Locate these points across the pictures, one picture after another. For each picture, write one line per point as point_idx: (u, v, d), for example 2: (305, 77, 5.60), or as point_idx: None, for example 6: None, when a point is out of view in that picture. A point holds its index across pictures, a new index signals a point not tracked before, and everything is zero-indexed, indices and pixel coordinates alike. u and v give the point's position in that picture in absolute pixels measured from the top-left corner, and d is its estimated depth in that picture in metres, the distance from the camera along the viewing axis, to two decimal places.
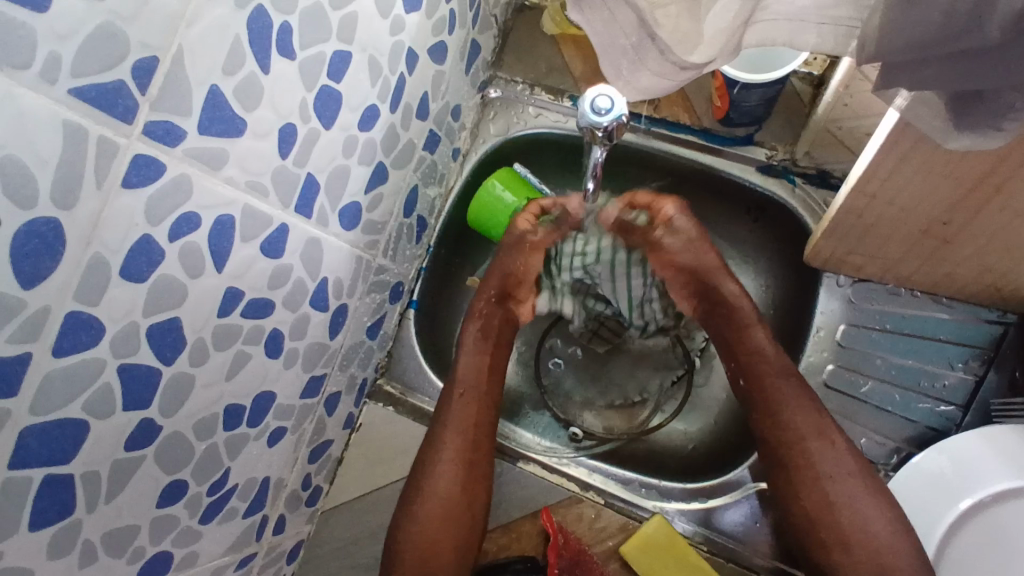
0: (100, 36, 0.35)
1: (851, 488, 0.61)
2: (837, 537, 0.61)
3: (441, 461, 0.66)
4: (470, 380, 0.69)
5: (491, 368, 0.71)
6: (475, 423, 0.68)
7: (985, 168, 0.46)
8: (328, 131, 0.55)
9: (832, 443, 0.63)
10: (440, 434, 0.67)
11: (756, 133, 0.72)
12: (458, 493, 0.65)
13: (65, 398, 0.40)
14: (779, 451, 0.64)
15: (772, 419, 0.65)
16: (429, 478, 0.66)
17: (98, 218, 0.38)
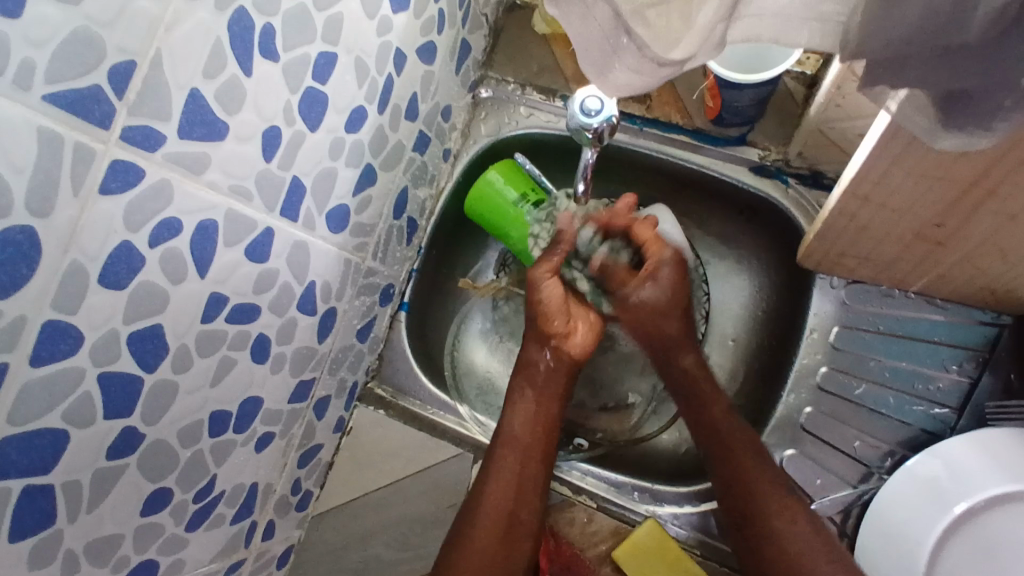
0: (75, 41, 0.34)
1: (826, 574, 0.60)
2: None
3: (489, 508, 0.66)
4: (513, 442, 0.69)
5: (544, 425, 0.70)
6: (521, 472, 0.67)
7: (979, 171, 0.46)
8: (314, 134, 0.54)
9: (803, 524, 0.62)
10: (485, 483, 0.67)
11: (748, 134, 0.71)
12: (497, 545, 0.65)
13: (43, 408, 0.40)
14: (743, 509, 0.64)
15: (744, 499, 0.64)
16: (473, 518, 0.66)
17: (75, 225, 0.37)
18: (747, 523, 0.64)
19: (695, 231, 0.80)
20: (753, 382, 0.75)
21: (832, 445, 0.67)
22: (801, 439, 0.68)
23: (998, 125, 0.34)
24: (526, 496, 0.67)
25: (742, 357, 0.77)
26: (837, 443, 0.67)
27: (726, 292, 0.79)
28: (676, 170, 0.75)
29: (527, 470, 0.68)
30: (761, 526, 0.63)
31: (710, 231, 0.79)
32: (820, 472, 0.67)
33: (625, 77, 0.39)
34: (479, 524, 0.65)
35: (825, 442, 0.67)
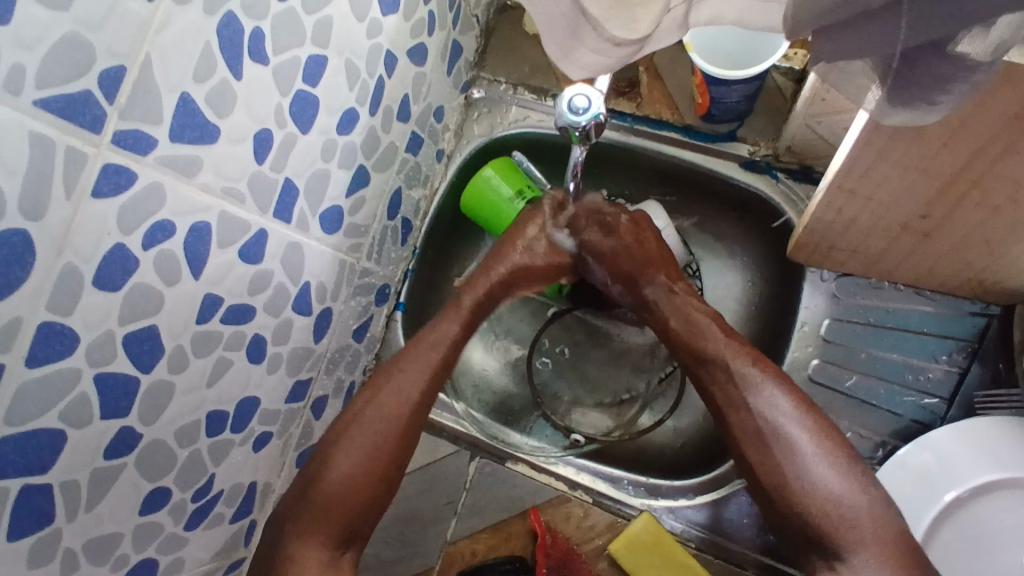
0: (65, 46, 0.35)
1: (815, 459, 0.58)
2: (799, 510, 0.57)
3: (364, 426, 0.62)
4: (410, 367, 0.65)
5: (451, 344, 0.68)
6: (409, 396, 0.64)
7: (962, 160, 0.47)
8: (306, 136, 0.55)
9: (799, 418, 0.59)
10: (389, 390, 0.64)
11: (738, 130, 0.72)
12: (365, 459, 0.61)
13: (40, 408, 0.40)
14: (732, 406, 0.61)
15: (730, 393, 0.62)
16: (354, 422, 0.62)
17: (68, 227, 0.38)
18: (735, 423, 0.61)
19: (689, 227, 0.80)
20: None
21: None
22: None
23: (943, 97, 0.36)
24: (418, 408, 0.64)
25: None
26: None
27: (721, 287, 0.79)
28: (667, 166, 0.76)
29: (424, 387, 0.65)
30: (759, 427, 0.60)
31: (704, 228, 0.80)
32: None
33: (589, 57, 0.41)
34: (359, 442, 0.62)
35: None
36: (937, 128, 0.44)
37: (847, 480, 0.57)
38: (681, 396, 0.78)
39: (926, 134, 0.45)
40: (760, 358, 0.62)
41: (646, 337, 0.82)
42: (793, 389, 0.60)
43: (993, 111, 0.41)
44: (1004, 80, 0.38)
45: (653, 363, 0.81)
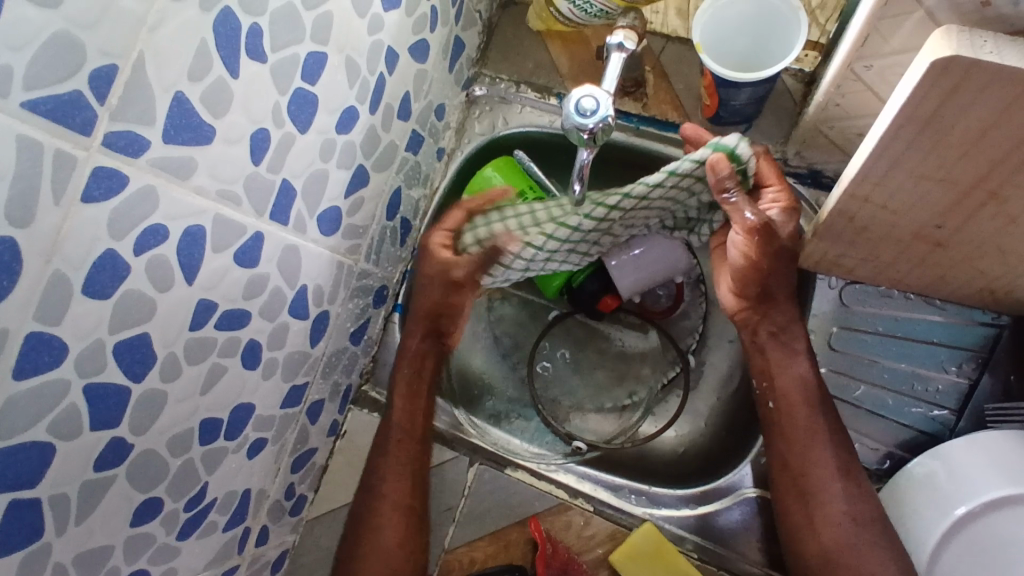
0: (55, 45, 0.33)
1: (850, 528, 0.62)
2: (829, 563, 0.62)
3: (381, 507, 0.67)
4: (393, 460, 0.67)
5: (421, 430, 0.69)
6: (403, 486, 0.67)
7: (982, 170, 0.46)
8: (304, 135, 0.53)
9: (855, 497, 0.63)
10: (382, 482, 0.67)
11: (746, 132, 0.70)
12: (390, 554, 0.65)
13: (28, 421, 0.39)
14: (799, 449, 0.64)
15: (797, 453, 0.64)
16: (375, 523, 0.67)
17: (57, 234, 0.36)
18: (805, 480, 0.64)
19: None
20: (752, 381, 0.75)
21: None
22: None
23: None
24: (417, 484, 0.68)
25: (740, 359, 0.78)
26: None
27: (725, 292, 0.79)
28: None
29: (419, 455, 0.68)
30: (814, 484, 0.64)
31: None
32: None
33: None
34: (383, 535, 0.66)
35: None
36: (958, 135, 0.43)
37: (884, 551, 0.60)
38: (684, 402, 0.77)
39: (946, 141, 0.44)
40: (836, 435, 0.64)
41: (646, 342, 0.81)
42: (848, 463, 0.64)
43: (1018, 120, 0.40)
44: None
45: (654, 369, 0.80)
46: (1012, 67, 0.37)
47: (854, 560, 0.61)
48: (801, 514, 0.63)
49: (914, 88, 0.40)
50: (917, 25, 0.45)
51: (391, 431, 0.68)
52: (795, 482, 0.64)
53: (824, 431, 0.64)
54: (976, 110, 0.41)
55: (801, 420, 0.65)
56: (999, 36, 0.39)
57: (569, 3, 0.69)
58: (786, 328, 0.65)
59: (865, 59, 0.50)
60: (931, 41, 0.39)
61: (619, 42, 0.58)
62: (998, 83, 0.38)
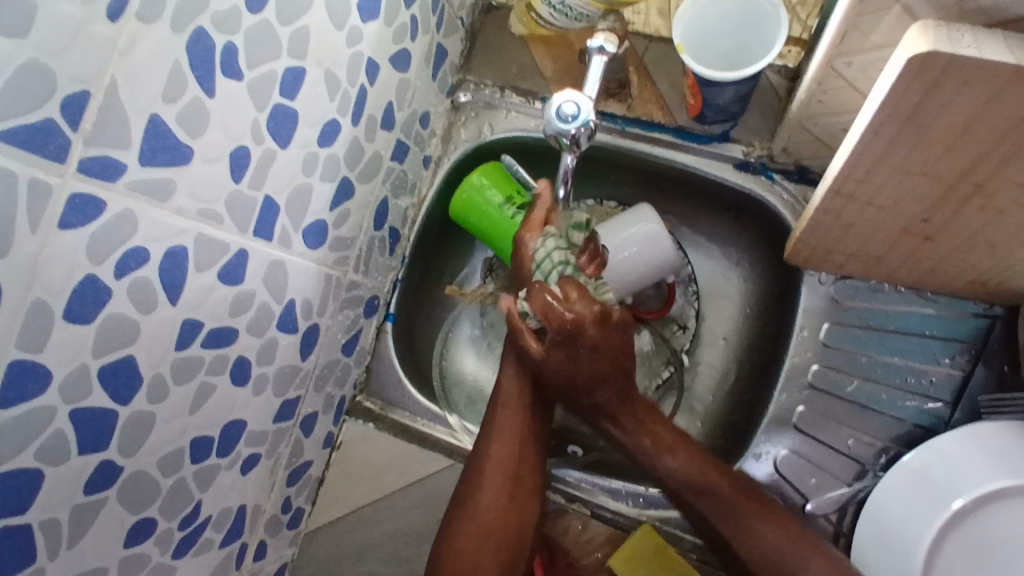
0: (24, 75, 0.33)
1: (778, 547, 0.59)
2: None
3: (487, 475, 0.63)
4: (495, 457, 0.64)
5: (533, 400, 0.67)
6: (514, 448, 0.64)
7: (966, 163, 0.45)
8: (285, 151, 0.53)
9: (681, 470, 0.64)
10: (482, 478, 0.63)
11: (732, 131, 0.70)
12: (502, 513, 0.62)
13: (13, 449, 0.39)
14: (703, 471, 0.63)
15: (714, 473, 0.63)
16: (470, 504, 0.62)
17: (35, 262, 0.36)
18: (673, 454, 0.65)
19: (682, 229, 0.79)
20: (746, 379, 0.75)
21: (826, 444, 0.66)
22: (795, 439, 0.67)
23: None
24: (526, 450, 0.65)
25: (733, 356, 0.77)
26: (830, 441, 0.66)
27: (716, 288, 0.79)
28: (661, 168, 0.74)
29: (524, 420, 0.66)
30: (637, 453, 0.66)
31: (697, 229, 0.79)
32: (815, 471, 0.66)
33: None
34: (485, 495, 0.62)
35: (819, 441, 0.67)
36: (941, 130, 0.43)
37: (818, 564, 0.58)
38: (678, 402, 0.77)
39: (929, 135, 0.44)
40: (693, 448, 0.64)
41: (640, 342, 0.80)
42: (687, 441, 0.65)
43: (1000, 113, 0.40)
44: (1012, 80, 0.37)
45: (648, 370, 0.79)
46: (992, 60, 0.37)
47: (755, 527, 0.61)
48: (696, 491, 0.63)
49: (894, 84, 0.40)
50: (895, 21, 0.45)
51: (498, 402, 0.66)
52: (715, 502, 0.62)
53: (668, 436, 0.65)
54: (958, 105, 0.40)
55: (636, 438, 0.66)
56: (977, 30, 0.38)
57: (550, 7, 0.68)
58: (674, 445, 0.65)
59: (844, 56, 0.50)
60: (909, 37, 0.39)
61: (600, 46, 0.58)
62: (978, 77, 0.38)
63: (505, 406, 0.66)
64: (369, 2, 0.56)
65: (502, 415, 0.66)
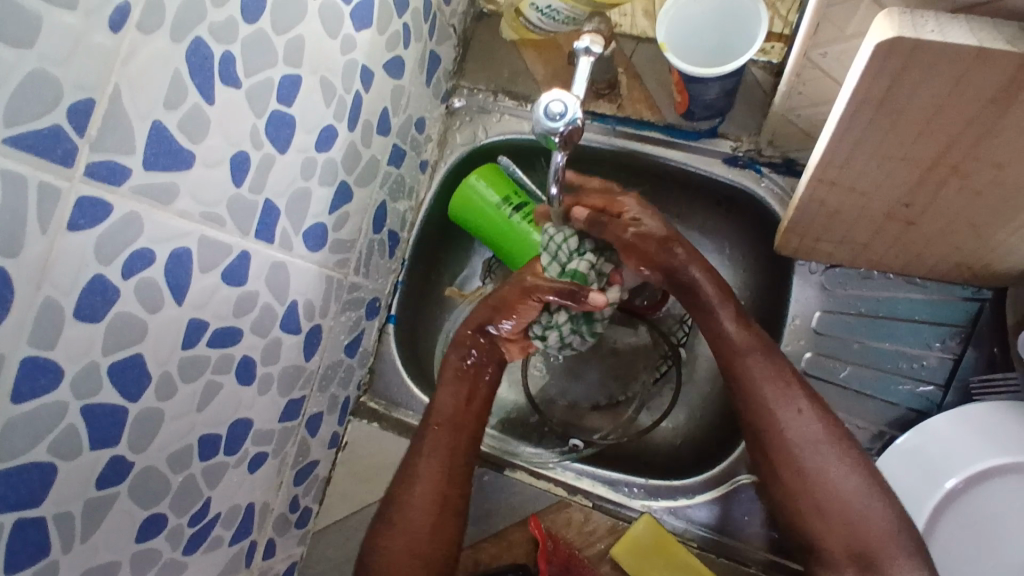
0: (32, 83, 0.35)
1: (816, 443, 0.60)
2: (801, 494, 0.60)
3: (417, 490, 0.65)
4: (418, 491, 0.65)
5: (467, 427, 0.68)
6: (439, 482, 0.65)
7: (941, 146, 0.47)
8: (283, 155, 0.55)
9: (852, 466, 0.59)
10: (408, 514, 0.64)
11: (720, 126, 0.72)
12: (429, 529, 0.64)
13: (28, 442, 0.41)
14: (743, 377, 0.63)
15: (750, 391, 0.63)
16: (406, 505, 0.65)
17: (46, 262, 0.38)
18: (776, 453, 0.61)
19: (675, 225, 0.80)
20: None
21: None
22: None
23: None
24: (457, 477, 0.66)
25: None
26: None
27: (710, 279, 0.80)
28: (652, 166, 0.76)
29: (457, 447, 0.67)
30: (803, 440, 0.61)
31: (689, 224, 0.80)
32: None
33: None
34: (408, 523, 0.64)
35: None
36: (913, 113, 0.44)
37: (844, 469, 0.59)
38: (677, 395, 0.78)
39: (902, 119, 0.45)
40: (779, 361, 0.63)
41: (639, 336, 0.82)
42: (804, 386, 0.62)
43: (968, 95, 0.41)
44: (976, 61, 0.39)
45: (647, 364, 0.81)
46: (954, 43, 0.38)
47: (848, 502, 0.58)
48: (762, 458, 0.63)
49: (865, 69, 0.42)
50: (864, 11, 0.46)
51: (431, 426, 0.68)
52: (754, 415, 0.63)
53: (757, 360, 0.63)
54: (928, 87, 0.42)
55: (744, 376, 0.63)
56: (941, 15, 0.40)
57: (538, 12, 0.71)
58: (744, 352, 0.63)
59: (819, 47, 0.51)
60: (875, 24, 0.41)
61: (585, 48, 0.60)
62: (944, 60, 0.40)
63: (428, 445, 0.67)
64: (362, 12, 0.58)
65: (425, 454, 0.66)
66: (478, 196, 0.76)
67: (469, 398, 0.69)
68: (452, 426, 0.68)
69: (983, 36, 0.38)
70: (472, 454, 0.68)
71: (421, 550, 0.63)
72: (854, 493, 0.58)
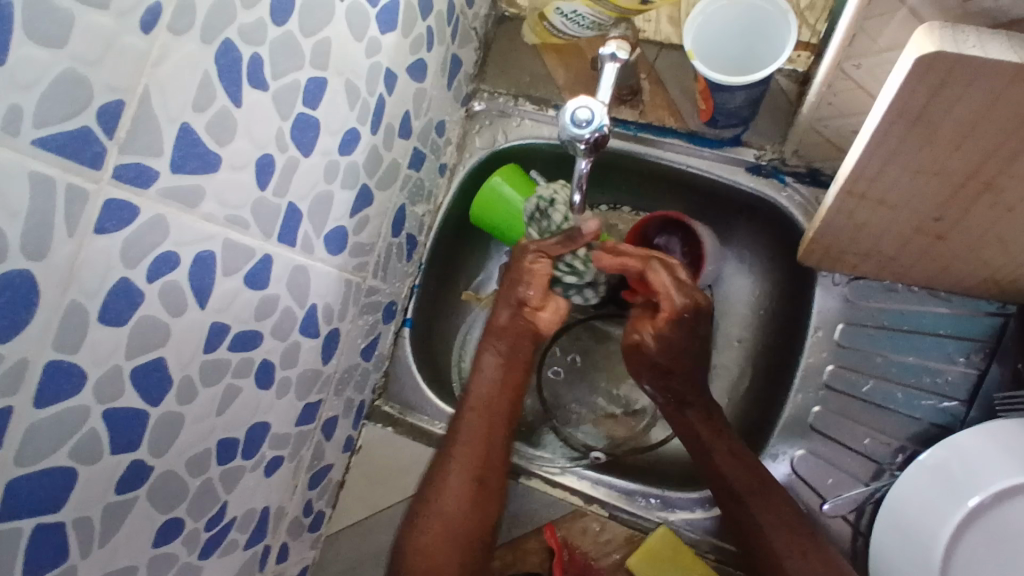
0: (64, 83, 0.35)
1: (772, 523, 0.63)
2: (765, 552, 0.63)
3: (449, 474, 0.67)
4: (457, 476, 0.66)
5: (498, 408, 0.70)
6: (469, 464, 0.67)
7: (975, 161, 0.46)
8: (307, 158, 0.54)
9: (802, 529, 0.62)
10: (441, 503, 0.66)
11: (743, 134, 0.71)
12: (464, 515, 0.65)
13: (51, 446, 0.40)
14: (700, 451, 0.68)
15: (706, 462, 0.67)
16: (438, 493, 0.66)
17: (73, 265, 0.38)
18: (734, 498, 0.64)
19: None
20: (760, 380, 0.75)
21: (842, 444, 0.67)
22: (811, 439, 0.67)
23: None
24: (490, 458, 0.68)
25: (750, 357, 0.78)
26: (847, 440, 0.67)
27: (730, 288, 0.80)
28: (673, 173, 0.75)
29: (486, 429, 0.69)
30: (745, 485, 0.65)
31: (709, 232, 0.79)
32: (832, 471, 0.66)
33: None
34: (446, 505, 0.65)
35: (835, 440, 0.67)
36: (948, 129, 0.44)
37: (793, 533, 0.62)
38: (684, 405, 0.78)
39: (937, 135, 0.44)
40: (752, 471, 0.65)
41: None
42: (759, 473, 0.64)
43: (1006, 112, 0.41)
44: (1017, 77, 0.38)
45: None
46: (996, 59, 0.38)
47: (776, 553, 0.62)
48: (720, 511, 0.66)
49: (902, 84, 0.41)
50: (902, 23, 0.46)
51: (466, 409, 0.70)
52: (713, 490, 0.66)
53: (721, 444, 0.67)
54: (965, 104, 0.41)
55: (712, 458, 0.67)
56: (982, 29, 0.39)
57: (562, 16, 0.70)
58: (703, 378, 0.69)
59: (853, 58, 0.51)
60: (915, 38, 0.40)
61: (612, 53, 0.59)
62: (983, 76, 0.39)
63: (467, 435, 0.68)
64: (388, 15, 0.58)
65: (464, 441, 0.68)
66: (500, 199, 0.76)
67: (507, 385, 0.71)
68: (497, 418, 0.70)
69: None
70: (508, 430, 0.70)
71: (463, 533, 0.65)
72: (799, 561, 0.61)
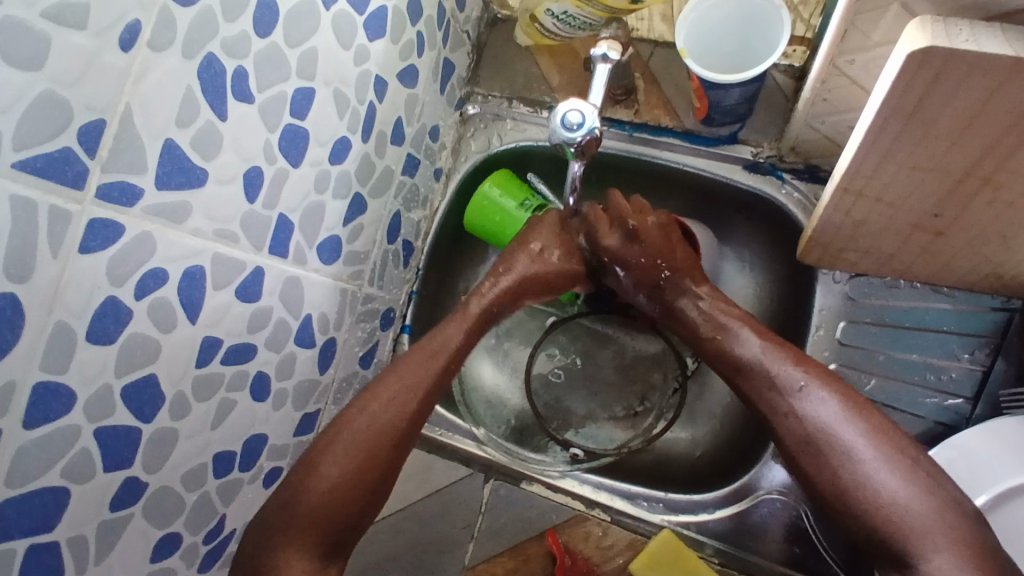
0: (43, 105, 0.35)
1: (836, 425, 0.54)
2: (831, 484, 0.53)
3: (352, 431, 0.56)
4: (338, 454, 0.55)
5: (441, 362, 0.61)
6: (396, 417, 0.57)
7: (973, 156, 0.45)
8: (297, 169, 0.54)
9: (877, 432, 0.54)
10: (325, 450, 0.56)
11: (740, 132, 0.70)
12: (352, 475, 0.55)
13: (41, 467, 0.40)
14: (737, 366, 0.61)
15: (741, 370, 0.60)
16: (336, 432, 0.56)
17: (57, 286, 0.38)
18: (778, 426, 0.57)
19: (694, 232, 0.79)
20: None
21: None
22: None
23: None
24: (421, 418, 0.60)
25: None
26: None
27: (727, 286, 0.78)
28: (670, 173, 0.74)
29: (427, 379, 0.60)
30: (831, 436, 0.54)
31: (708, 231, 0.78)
32: None
33: None
34: (336, 460, 0.55)
35: None
36: (945, 124, 0.43)
37: (885, 468, 0.52)
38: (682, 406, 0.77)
39: (933, 130, 0.44)
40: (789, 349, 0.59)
41: (655, 346, 0.81)
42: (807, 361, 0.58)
43: (1003, 105, 0.40)
44: (1013, 71, 0.37)
45: (665, 373, 0.80)
46: (991, 53, 0.37)
47: (905, 519, 0.50)
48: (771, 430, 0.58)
49: (895, 79, 0.40)
50: (894, 19, 0.45)
51: (416, 350, 0.61)
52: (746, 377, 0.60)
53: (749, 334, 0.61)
54: (960, 99, 0.40)
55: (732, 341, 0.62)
56: (975, 23, 0.38)
57: (552, 18, 0.70)
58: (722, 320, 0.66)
59: (846, 54, 0.50)
60: (908, 33, 0.39)
61: (603, 54, 0.58)
62: (979, 70, 0.38)
63: (372, 394, 0.58)
64: (376, 22, 0.57)
65: (361, 405, 0.57)
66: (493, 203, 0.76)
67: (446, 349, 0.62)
68: (409, 368, 0.60)
69: (1020, 46, 0.37)
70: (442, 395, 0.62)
71: (347, 487, 0.54)
72: (894, 490, 0.51)
